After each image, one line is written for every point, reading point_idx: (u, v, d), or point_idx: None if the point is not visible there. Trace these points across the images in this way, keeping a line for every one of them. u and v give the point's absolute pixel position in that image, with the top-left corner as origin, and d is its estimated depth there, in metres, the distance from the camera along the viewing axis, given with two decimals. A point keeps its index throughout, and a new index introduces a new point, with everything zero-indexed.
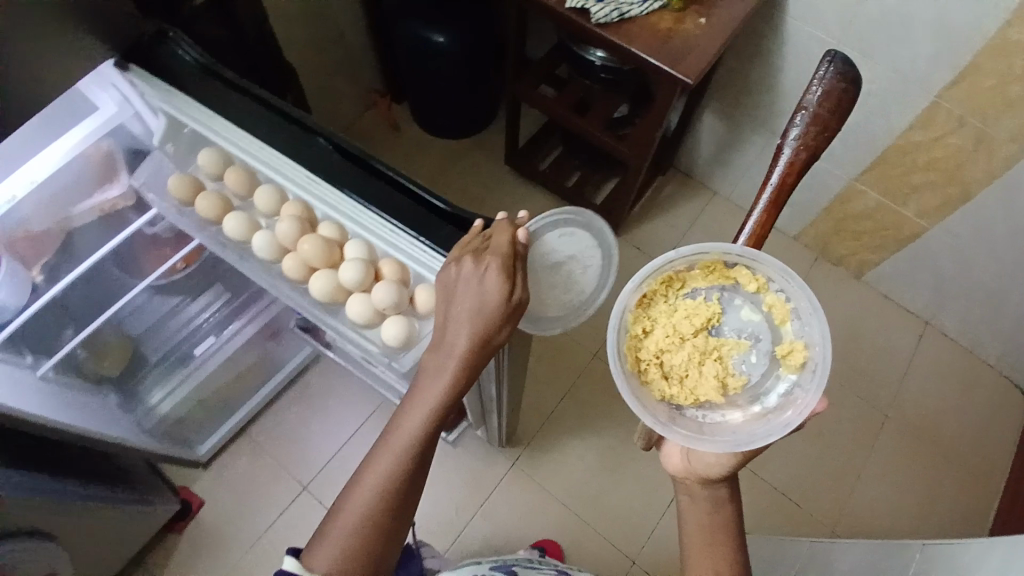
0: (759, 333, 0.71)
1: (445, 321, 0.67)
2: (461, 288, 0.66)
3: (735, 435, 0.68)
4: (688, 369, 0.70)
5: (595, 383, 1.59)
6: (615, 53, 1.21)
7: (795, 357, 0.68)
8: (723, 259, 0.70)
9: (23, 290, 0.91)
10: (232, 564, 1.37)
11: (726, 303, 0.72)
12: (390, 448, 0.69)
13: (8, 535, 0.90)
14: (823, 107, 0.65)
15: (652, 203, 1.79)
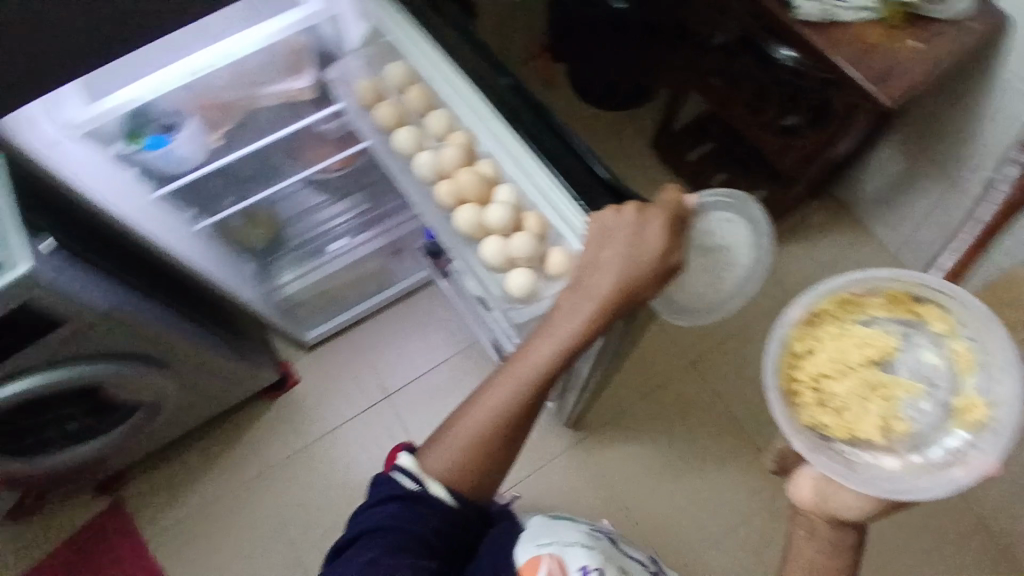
0: (932, 382, 0.78)
1: (591, 267, 0.71)
2: (613, 240, 0.69)
3: (887, 475, 0.75)
4: (847, 398, 0.78)
5: (682, 388, 1.56)
6: (810, 56, 1.13)
7: (972, 413, 0.75)
8: (909, 293, 0.81)
9: (204, 149, 0.98)
10: (306, 443, 1.48)
11: (907, 345, 0.80)
12: (511, 376, 0.75)
13: (130, 356, 1.00)
14: None
15: (796, 225, 1.69)
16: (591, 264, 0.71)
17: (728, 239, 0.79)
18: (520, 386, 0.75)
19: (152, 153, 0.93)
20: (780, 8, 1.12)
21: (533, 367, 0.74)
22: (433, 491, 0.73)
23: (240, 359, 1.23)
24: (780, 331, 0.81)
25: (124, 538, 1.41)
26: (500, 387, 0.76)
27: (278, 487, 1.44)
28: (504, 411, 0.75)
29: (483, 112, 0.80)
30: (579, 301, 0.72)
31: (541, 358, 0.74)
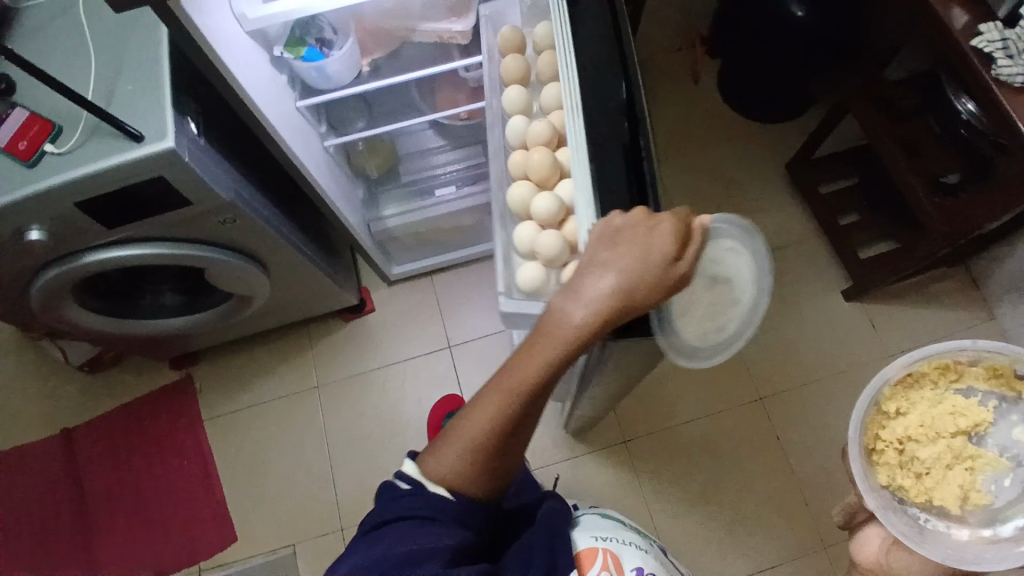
0: (1016, 461, 0.76)
1: (588, 267, 0.62)
2: (617, 248, 0.61)
3: (958, 545, 0.74)
4: (930, 464, 0.77)
5: (745, 420, 1.49)
6: (990, 115, 1.02)
7: None
8: (1011, 368, 0.78)
9: (353, 69, 1.00)
10: (365, 368, 1.52)
11: (996, 419, 0.78)
12: (506, 380, 0.65)
13: (225, 245, 1.03)
14: None
15: (915, 288, 1.56)
16: (587, 270, 0.62)
17: (733, 270, 0.71)
18: (513, 396, 0.64)
19: (305, 65, 0.93)
20: (974, 57, 1.01)
21: (529, 371, 0.63)
22: (435, 493, 0.66)
23: (330, 274, 1.27)
24: (873, 388, 0.81)
25: (189, 405, 1.51)
26: (496, 391, 0.65)
27: (333, 400, 1.50)
28: (501, 416, 0.65)
29: (570, 96, 0.73)
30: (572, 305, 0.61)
31: (534, 365, 0.63)
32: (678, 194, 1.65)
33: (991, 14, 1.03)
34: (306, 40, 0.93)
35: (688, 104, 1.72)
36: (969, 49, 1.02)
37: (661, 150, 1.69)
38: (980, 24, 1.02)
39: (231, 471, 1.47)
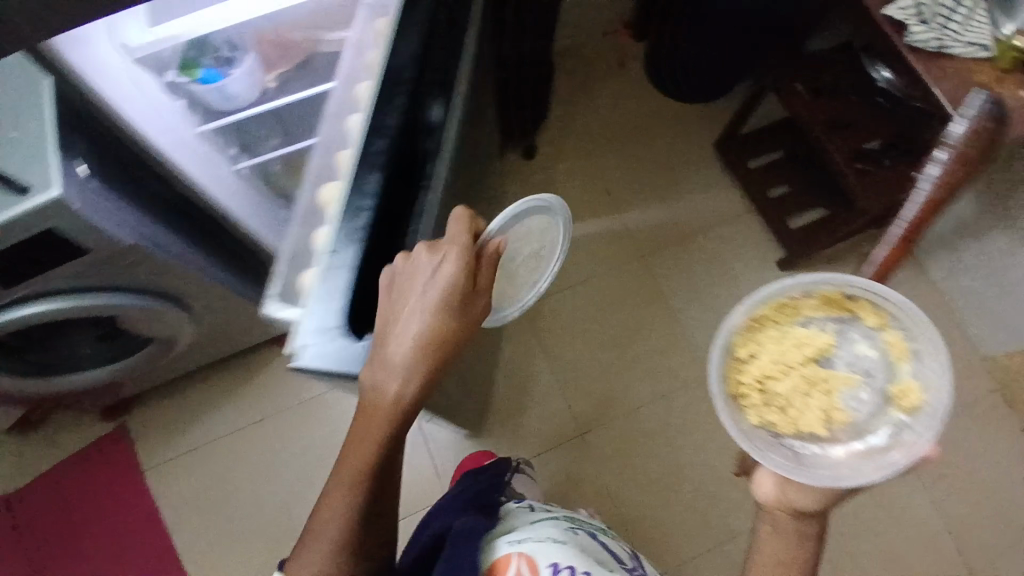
0: (873, 371, 0.66)
1: (388, 317, 0.63)
2: (415, 283, 0.62)
3: (836, 471, 0.63)
4: (792, 397, 0.67)
5: (701, 400, 1.51)
6: (910, 83, 1.04)
7: (909, 398, 0.63)
8: (843, 290, 0.69)
9: (256, 87, 0.95)
10: (313, 391, 1.46)
11: (843, 337, 0.68)
12: (350, 460, 0.66)
13: (143, 291, 0.96)
14: (969, 143, 0.56)
15: (848, 252, 1.61)
16: (394, 319, 0.63)
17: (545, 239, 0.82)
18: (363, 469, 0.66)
19: (203, 87, 0.89)
20: (890, 28, 1.03)
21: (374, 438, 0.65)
22: None
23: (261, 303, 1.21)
24: (716, 341, 0.70)
25: (126, 456, 1.42)
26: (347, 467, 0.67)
27: (281, 430, 1.44)
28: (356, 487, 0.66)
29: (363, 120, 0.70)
30: (387, 366, 0.62)
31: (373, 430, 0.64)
32: (613, 182, 1.65)
33: None
34: (201, 60, 0.88)
35: (615, 91, 1.70)
36: (885, 21, 1.03)
37: (592, 140, 1.67)
38: None
39: (181, 519, 1.38)
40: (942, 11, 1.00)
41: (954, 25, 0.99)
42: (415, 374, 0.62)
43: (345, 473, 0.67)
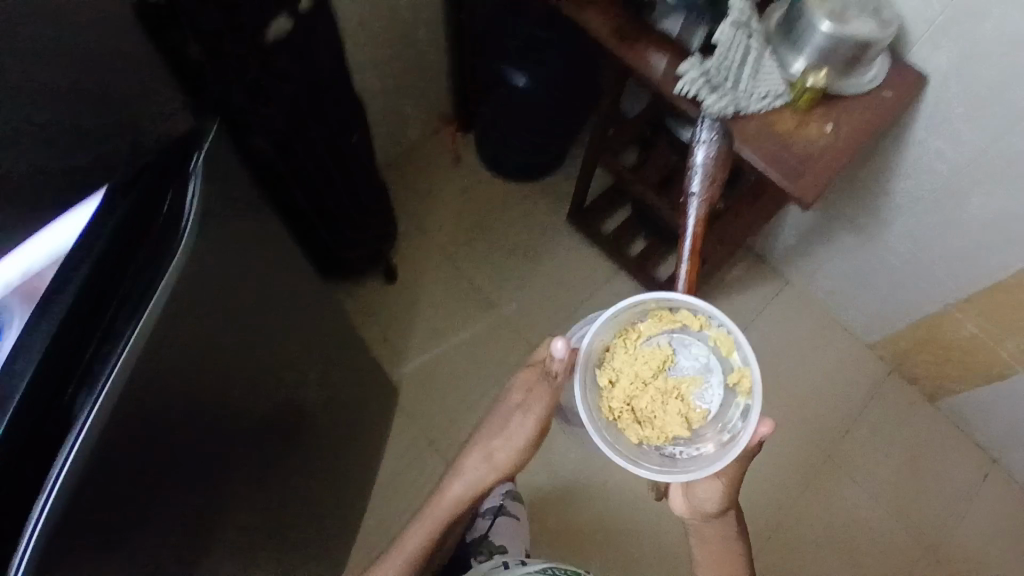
0: (711, 367, 0.77)
1: (488, 446, 0.89)
2: (513, 420, 0.88)
3: (707, 463, 0.74)
4: (652, 406, 0.75)
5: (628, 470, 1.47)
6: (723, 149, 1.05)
7: (744, 382, 0.76)
8: (667, 306, 0.77)
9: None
10: None
11: (680, 343, 0.78)
12: (399, 551, 0.87)
13: None
14: (714, 164, 0.88)
15: (718, 283, 1.64)
16: (492, 445, 0.89)
17: None
18: (432, 532, 0.88)
19: None
20: (687, 103, 1.04)
21: (448, 510, 0.89)
22: None
23: None
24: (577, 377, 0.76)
25: None
26: (414, 535, 0.88)
27: None
28: (418, 556, 0.87)
29: None
30: (484, 457, 0.89)
31: (449, 502, 0.89)
32: (481, 276, 1.59)
33: (687, 49, 1.05)
34: None
35: (457, 185, 1.64)
36: (681, 98, 1.04)
37: (448, 240, 1.61)
38: (679, 65, 1.04)
39: None
40: (732, 68, 1.00)
41: (745, 81, 1.00)
42: (506, 462, 0.88)
43: (408, 544, 0.88)
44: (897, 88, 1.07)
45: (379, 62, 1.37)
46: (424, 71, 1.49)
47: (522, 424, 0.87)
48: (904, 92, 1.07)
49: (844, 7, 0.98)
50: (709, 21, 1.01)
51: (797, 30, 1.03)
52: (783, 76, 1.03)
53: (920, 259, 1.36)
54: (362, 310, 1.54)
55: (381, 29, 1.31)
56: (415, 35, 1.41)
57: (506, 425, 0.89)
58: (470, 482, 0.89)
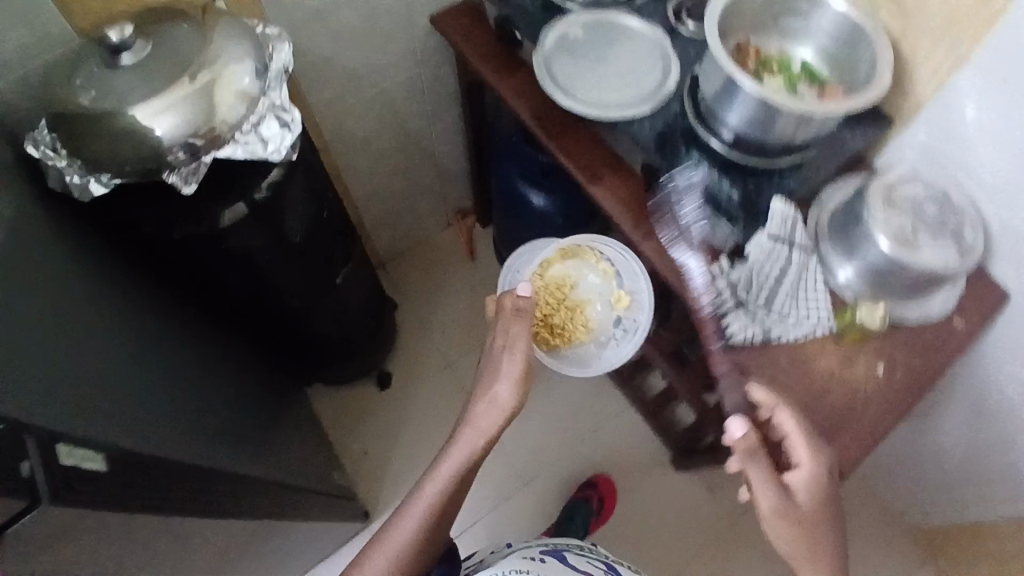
0: (601, 291, 1.03)
1: (495, 374, 0.84)
2: (504, 367, 0.83)
3: (603, 359, 0.99)
4: (562, 317, 1.01)
5: None
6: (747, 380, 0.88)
7: (622, 301, 1.01)
8: (573, 245, 1.06)
9: None
10: None
11: (583, 274, 1.05)
12: (419, 502, 0.80)
13: None
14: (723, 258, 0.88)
15: None
16: (489, 387, 0.84)
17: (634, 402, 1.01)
18: (429, 517, 0.79)
19: None
20: (711, 321, 0.86)
21: (451, 474, 0.81)
22: None
23: None
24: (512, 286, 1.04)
25: None
26: (404, 523, 0.79)
27: None
28: (415, 542, 0.78)
29: None
30: (488, 411, 0.83)
31: (445, 477, 0.81)
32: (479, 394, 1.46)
33: (717, 248, 0.90)
34: None
35: (470, 291, 1.52)
36: (707, 314, 0.86)
37: (451, 348, 1.47)
38: (703, 266, 0.89)
39: None
40: (764, 288, 0.86)
41: (777, 302, 0.86)
42: (507, 409, 0.82)
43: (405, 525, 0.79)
44: (968, 314, 0.90)
45: (387, 167, 1.30)
46: (440, 173, 1.42)
47: (511, 367, 0.83)
48: (975, 319, 0.90)
49: (910, 228, 0.83)
50: (740, 229, 0.87)
51: (852, 238, 0.87)
52: (827, 284, 0.90)
53: (976, 471, 1.15)
54: (347, 421, 1.38)
55: (392, 139, 1.25)
56: (430, 142, 1.33)
57: (498, 375, 0.84)
58: (473, 439, 0.82)
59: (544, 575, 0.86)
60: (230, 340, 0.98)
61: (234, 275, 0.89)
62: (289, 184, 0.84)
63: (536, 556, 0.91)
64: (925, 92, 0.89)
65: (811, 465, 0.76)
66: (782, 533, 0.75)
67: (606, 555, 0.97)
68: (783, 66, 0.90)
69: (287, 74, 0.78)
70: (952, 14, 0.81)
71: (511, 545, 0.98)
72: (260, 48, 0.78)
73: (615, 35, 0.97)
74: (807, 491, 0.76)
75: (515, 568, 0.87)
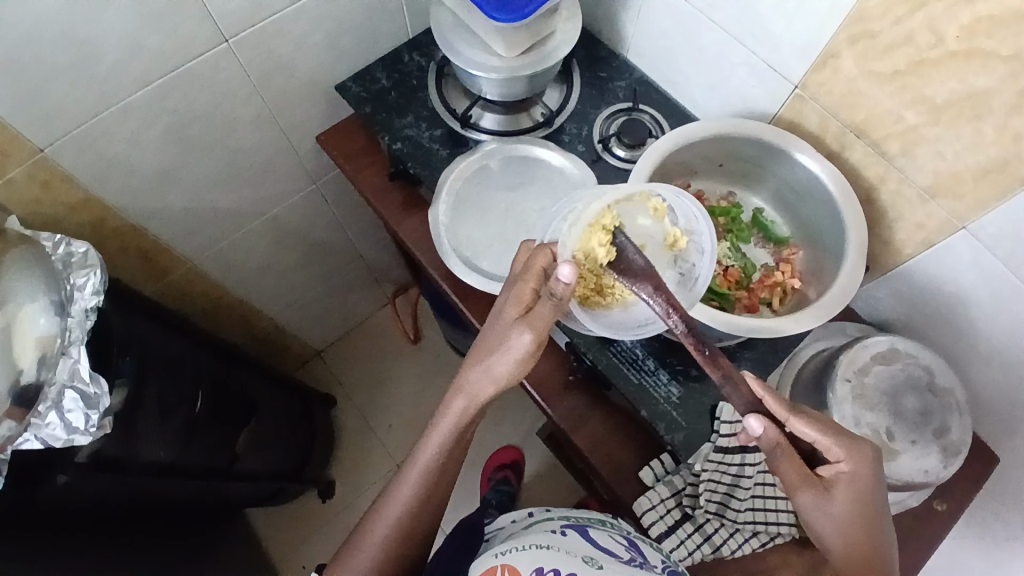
0: (653, 236, 0.66)
1: (485, 343, 0.62)
2: (497, 351, 0.60)
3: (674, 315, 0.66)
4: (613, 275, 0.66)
5: None
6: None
7: (680, 243, 0.65)
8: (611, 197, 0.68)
9: None
10: None
11: (630, 210, 0.66)
12: (416, 464, 0.64)
13: None
14: (641, 458, 0.76)
15: None
16: (480, 361, 0.62)
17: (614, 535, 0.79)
18: (423, 488, 0.64)
19: None
20: (649, 523, 0.73)
21: (441, 443, 0.64)
22: None
23: None
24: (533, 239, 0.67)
25: None
26: (398, 495, 0.64)
27: None
28: (405, 525, 0.63)
29: None
30: (481, 381, 0.62)
31: (437, 444, 0.64)
32: None
33: (657, 442, 0.77)
34: None
35: (417, 379, 1.38)
36: (643, 512, 0.73)
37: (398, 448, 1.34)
38: (642, 464, 0.76)
39: None
40: (715, 497, 0.72)
41: (732, 513, 0.71)
42: (503, 382, 0.61)
43: (397, 496, 0.64)
44: (953, 493, 0.77)
45: (303, 276, 1.15)
46: (369, 265, 1.27)
47: (515, 343, 0.59)
48: (961, 498, 0.77)
49: (883, 419, 0.69)
50: (681, 440, 0.72)
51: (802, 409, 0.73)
52: None
53: None
54: (287, 544, 1.26)
55: (302, 252, 1.09)
56: (345, 242, 1.16)
57: (497, 339, 0.61)
58: (467, 406, 0.63)
59: (569, 551, 0.59)
60: (143, 535, 0.82)
61: (113, 502, 0.75)
62: (140, 400, 0.73)
63: (554, 530, 0.64)
64: (907, 244, 0.71)
65: (859, 466, 0.57)
66: (843, 518, 0.56)
67: (631, 531, 0.69)
68: (732, 218, 0.75)
69: (94, 313, 0.65)
70: (946, 171, 0.63)
71: (539, 512, 0.71)
72: (58, 280, 0.64)
73: (529, 176, 0.81)
74: (853, 494, 0.57)
75: (533, 542, 0.61)
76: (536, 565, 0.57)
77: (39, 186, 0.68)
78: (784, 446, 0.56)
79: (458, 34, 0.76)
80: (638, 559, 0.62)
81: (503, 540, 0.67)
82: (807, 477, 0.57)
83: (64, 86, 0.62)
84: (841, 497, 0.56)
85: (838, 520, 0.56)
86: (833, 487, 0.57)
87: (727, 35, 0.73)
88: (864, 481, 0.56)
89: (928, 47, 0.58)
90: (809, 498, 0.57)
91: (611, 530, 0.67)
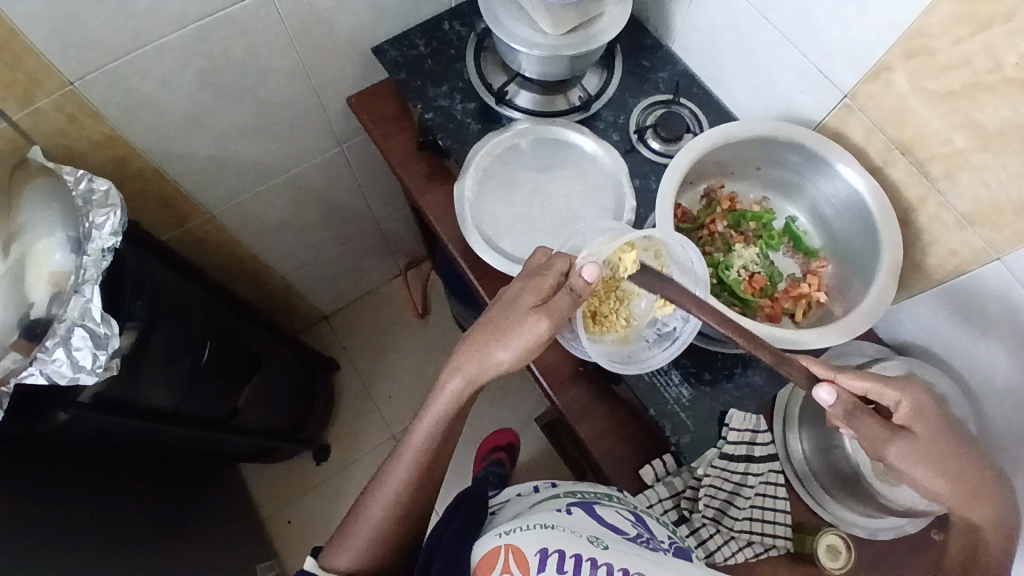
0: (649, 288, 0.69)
1: (494, 327, 0.59)
2: (507, 335, 0.58)
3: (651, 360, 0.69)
4: (612, 305, 0.69)
5: None
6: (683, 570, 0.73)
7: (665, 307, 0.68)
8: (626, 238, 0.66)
9: None
10: None
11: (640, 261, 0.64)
12: (410, 446, 0.63)
13: None
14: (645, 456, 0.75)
15: None
16: (488, 348, 0.59)
17: None
18: (416, 471, 0.63)
19: None
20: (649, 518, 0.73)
21: (434, 423, 0.63)
22: None
23: None
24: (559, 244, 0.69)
25: None
26: (392, 477, 0.63)
27: None
28: (399, 507, 0.63)
29: None
30: (484, 369, 0.60)
31: (430, 426, 0.63)
32: None
33: (662, 440, 0.76)
34: None
35: (421, 353, 1.37)
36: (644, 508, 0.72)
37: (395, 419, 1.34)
38: (645, 462, 0.75)
39: None
40: (713, 503, 0.72)
41: (728, 520, 0.71)
42: (506, 369, 0.59)
43: (391, 478, 0.64)
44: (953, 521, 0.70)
45: (319, 238, 1.14)
46: (386, 234, 1.26)
47: (526, 332, 0.57)
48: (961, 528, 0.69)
49: None
50: (687, 443, 0.71)
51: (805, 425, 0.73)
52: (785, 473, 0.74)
53: None
54: (276, 500, 1.26)
55: (321, 213, 1.08)
56: (364, 208, 1.14)
57: (503, 324, 0.59)
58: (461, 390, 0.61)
59: (574, 531, 0.59)
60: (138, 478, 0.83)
61: (111, 441, 0.75)
62: (149, 344, 0.72)
63: (559, 507, 0.63)
64: (938, 269, 0.70)
65: (919, 400, 0.55)
66: (936, 458, 0.54)
67: (635, 507, 0.68)
68: (764, 224, 0.74)
69: (111, 252, 0.65)
70: (987, 200, 0.61)
71: (544, 488, 0.71)
72: (75, 215, 0.63)
73: (559, 159, 0.80)
74: (932, 427, 0.55)
75: (537, 520, 0.60)
76: (541, 546, 0.57)
77: (66, 120, 0.67)
78: (856, 406, 0.55)
79: (503, 7, 0.74)
80: (644, 535, 0.62)
81: (510, 515, 0.67)
82: (886, 432, 0.55)
83: (97, 21, 0.60)
84: (921, 432, 0.55)
85: (939, 462, 0.54)
86: (911, 428, 0.55)
87: (779, 37, 0.71)
88: (931, 409, 0.55)
89: (986, 71, 0.56)
90: (898, 450, 0.55)
91: (617, 507, 0.66)
